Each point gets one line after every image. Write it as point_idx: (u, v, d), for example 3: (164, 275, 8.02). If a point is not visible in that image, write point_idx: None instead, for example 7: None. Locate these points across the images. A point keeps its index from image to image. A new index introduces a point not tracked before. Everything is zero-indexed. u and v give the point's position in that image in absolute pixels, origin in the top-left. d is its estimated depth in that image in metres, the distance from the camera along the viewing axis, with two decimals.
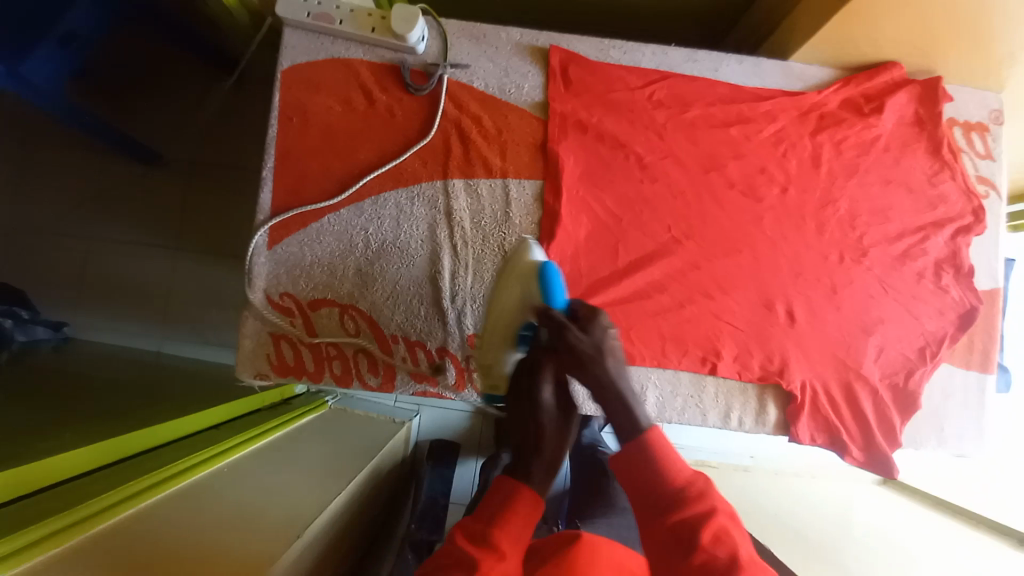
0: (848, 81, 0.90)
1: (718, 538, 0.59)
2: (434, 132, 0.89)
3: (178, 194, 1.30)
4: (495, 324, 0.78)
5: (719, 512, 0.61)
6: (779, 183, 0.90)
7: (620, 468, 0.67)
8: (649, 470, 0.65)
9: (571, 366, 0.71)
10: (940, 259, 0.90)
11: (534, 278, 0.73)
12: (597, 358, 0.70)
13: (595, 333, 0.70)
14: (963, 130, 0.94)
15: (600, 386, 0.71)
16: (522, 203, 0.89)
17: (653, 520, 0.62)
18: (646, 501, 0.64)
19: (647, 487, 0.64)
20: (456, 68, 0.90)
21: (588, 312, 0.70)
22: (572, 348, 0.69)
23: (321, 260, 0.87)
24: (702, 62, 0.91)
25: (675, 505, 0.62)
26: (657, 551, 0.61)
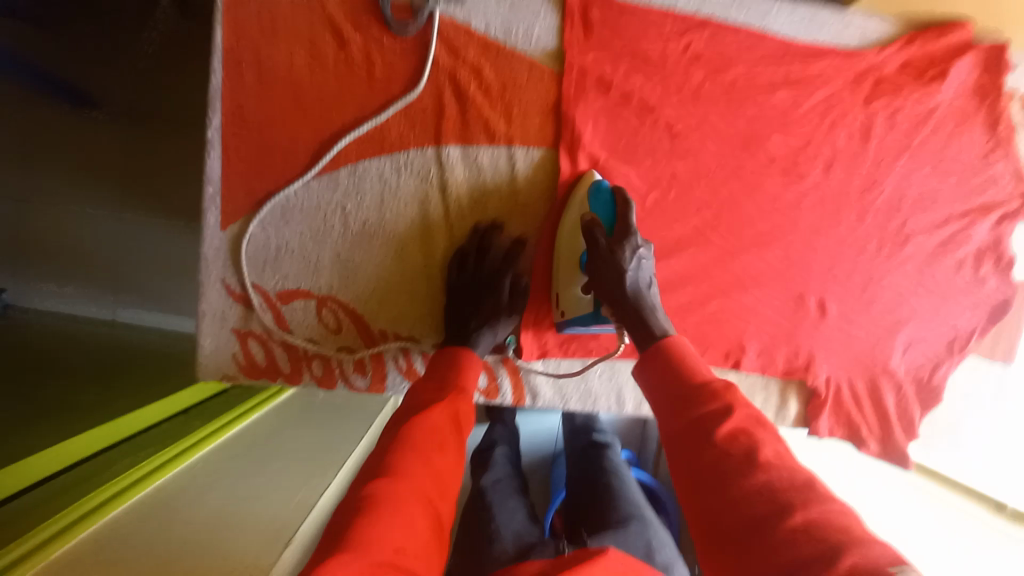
0: (912, 40, 0.77)
1: (737, 436, 0.47)
2: (423, 86, 0.72)
3: (107, 143, 1.08)
4: (563, 254, 0.74)
5: (740, 410, 0.49)
6: (823, 160, 0.79)
7: (644, 368, 0.60)
8: (667, 371, 0.57)
9: (608, 284, 0.67)
10: (981, 248, 0.83)
11: (592, 197, 0.71)
12: (625, 279, 0.66)
13: (627, 253, 0.66)
14: (1022, 104, 0.83)
15: (630, 300, 0.66)
16: (530, 176, 0.76)
17: (675, 419, 0.53)
18: (668, 401, 0.54)
19: (670, 387, 0.55)
20: (450, 2, 0.71)
21: (627, 224, 0.66)
22: (611, 257, 0.67)
23: (292, 246, 0.72)
24: (749, 7, 0.76)
25: (696, 402, 0.52)
26: (678, 460, 0.50)
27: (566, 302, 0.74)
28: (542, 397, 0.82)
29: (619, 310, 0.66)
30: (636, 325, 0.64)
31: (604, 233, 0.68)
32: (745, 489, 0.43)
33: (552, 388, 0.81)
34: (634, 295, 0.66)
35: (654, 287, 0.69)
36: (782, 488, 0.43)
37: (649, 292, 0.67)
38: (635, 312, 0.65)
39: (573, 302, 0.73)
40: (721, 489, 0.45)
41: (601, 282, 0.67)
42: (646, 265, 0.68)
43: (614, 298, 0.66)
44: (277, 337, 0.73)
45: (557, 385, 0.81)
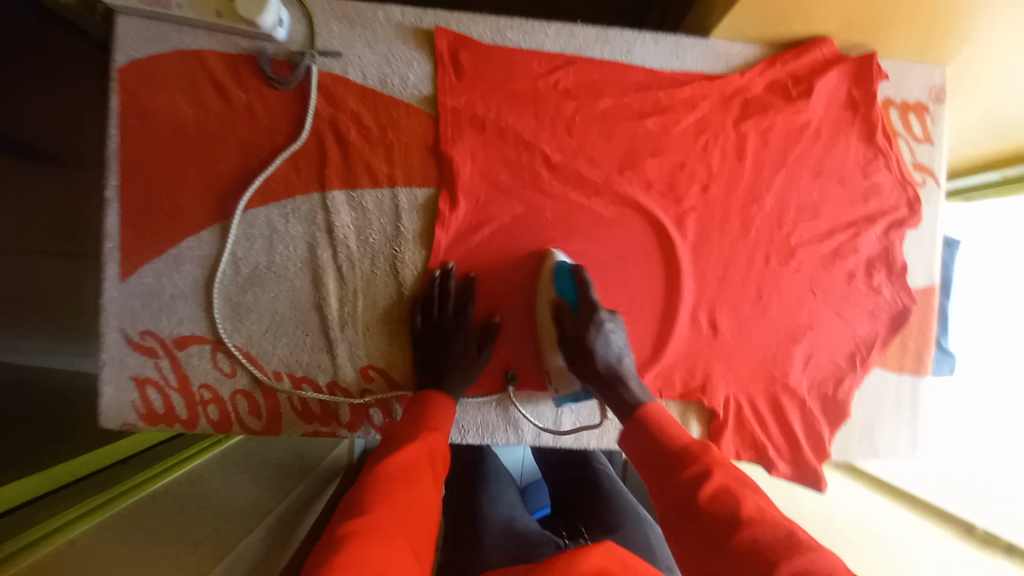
0: (775, 61, 0.80)
1: (719, 494, 0.54)
2: (304, 137, 0.76)
3: None
4: (543, 328, 0.79)
5: (717, 473, 0.56)
6: (700, 180, 0.82)
7: (627, 438, 0.67)
8: (652, 440, 0.64)
9: (586, 363, 0.73)
10: (872, 257, 0.84)
11: (555, 283, 0.77)
12: (597, 356, 0.74)
13: (595, 332, 0.74)
14: (900, 110, 0.84)
15: (608, 381, 0.73)
16: (415, 215, 0.79)
17: (661, 496, 0.58)
18: (654, 476, 0.61)
19: (652, 461, 0.62)
20: (327, 56, 0.76)
21: (592, 304, 0.75)
22: (584, 334, 0.74)
23: (186, 292, 0.76)
24: (612, 43, 0.80)
25: (671, 470, 0.59)
26: (666, 509, 0.57)
27: (552, 373, 0.79)
28: None
29: (600, 388, 0.73)
30: (616, 401, 0.71)
31: (569, 312, 0.76)
32: (726, 527, 0.50)
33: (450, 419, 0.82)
34: (609, 372, 0.74)
35: (627, 366, 0.75)
36: (757, 532, 0.48)
37: (622, 368, 0.74)
38: (611, 388, 0.72)
39: (560, 376, 0.79)
40: (703, 530, 0.51)
41: (573, 358, 0.74)
42: (614, 338, 0.76)
43: (594, 374, 0.73)
44: (174, 382, 0.76)
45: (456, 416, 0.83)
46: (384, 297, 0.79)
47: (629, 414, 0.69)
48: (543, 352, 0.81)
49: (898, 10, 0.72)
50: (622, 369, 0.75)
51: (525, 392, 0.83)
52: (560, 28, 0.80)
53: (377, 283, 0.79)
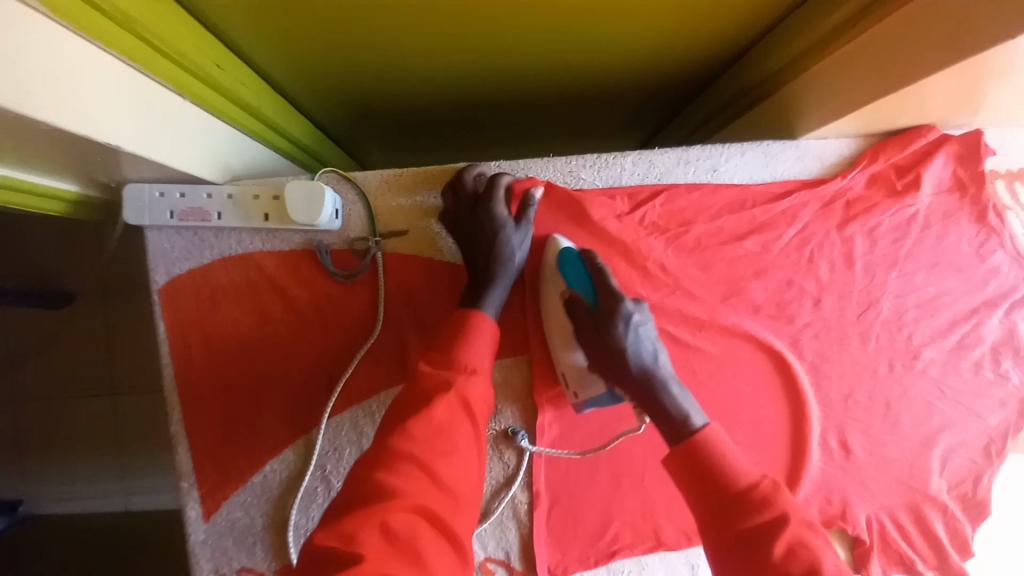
0: (877, 155, 0.73)
1: (796, 552, 0.50)
2: (381, 330, 0.68)
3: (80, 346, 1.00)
4: (552, 326, 0.69)
5: (796, 519, 0.52)
6: (811, 295, 0.75)
7: (676, 464, 0.57)
8: (711, 471, 0.55)
9: (614, 362, 0.62)
10: (997, 343, 0.78)
11: (562, 271, 0.68)
12: (626, 355, 0.62)
13: (622, 327, 0.63)
14: (1006, 182, 0.78)
15: (642, 381, 0.61)
16: (510, 390, 0.73)
17: (728, 533, 0.53)
18: (710, 506, 0.54)
19: (713, 491, 0.54)
20: (391, 237, 0.68)
21: (612, 295, 0.63)
22: (604, 332, 0.63)
23: (278, 519, 0.70)
24: (696, 163, 0.73)
25: (743, 512, 0.53)
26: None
27: (572, 380, 0.68)
28: None
29: (631, 386, 0.62)
30: (655, 408, 0.60)
31: (587, 308, 0.65)
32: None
33: None
34: (643, 372, 0.62)
35: (660, 358, 0.64)
36: None
37: (656, 367, 0.63)
38: (649, 393, 0.61)
39: (579, 378, 0.68)
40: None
41: (598, 358, 0.63)
42: (645, 332, 0.64)
43: (625, 375, 0.62)
44: None
45: None
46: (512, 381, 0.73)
47: (673, 428, 0.59)
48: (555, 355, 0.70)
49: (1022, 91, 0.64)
50: (659, 370, 0.63)
51: (653, 554, 0.74)
52: (636, 157, 0.72)
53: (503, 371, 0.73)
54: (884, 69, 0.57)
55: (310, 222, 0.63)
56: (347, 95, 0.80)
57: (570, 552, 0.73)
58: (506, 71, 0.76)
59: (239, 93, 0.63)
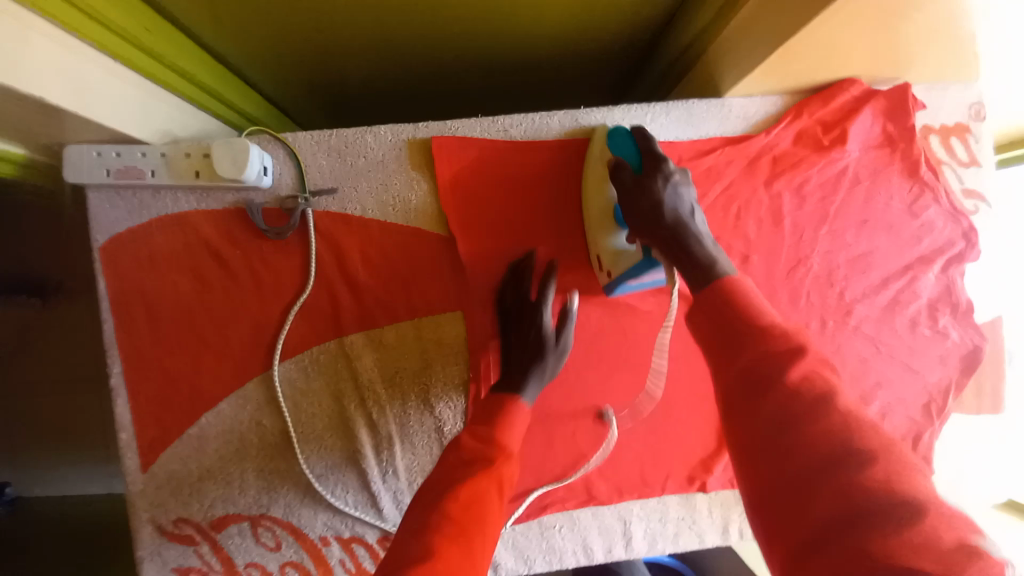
0: (802, 111, 0.74)
1: (811, 380, 0.43)
2: (311, 286, 0.70)
3: (42, 326, 1.03)
4: (592, 211, 0.69)
5: (811, 353, 0.45)
6: (739, 252, 0.75)
7: (697, 307, 0.53)
8: (724, 307, 0.50)
9: (651, 222, 0.59)
10: (933, 299, 0.78)
11: (610, 144, 0.68)
12: (663, 208, 0.59)
13: (660, 183, 0.61)
14: (940, 137, 0.78)
15: (674, 231, 0.58)
16: (442, 346, 0.71)
17: (736, 360, 0.47)
18: (721, 339, 0.49)
19: (726, 322, 0.49)
20: (320, 196, 0.70)
21: (656, 155, 0.62)
22: (644, 188, 0.60)
23: (217, 470, 0.72)
24: (623, 121, 0.74)
25: (753, 342, 0.46)
26: (731, 409, 0.46)
27: (608, 260, 0.67)
28: (503, 566, 0.75)
29: (661, 242, 0.59)
30: (684, 257, 0.57)
31: (632, 172, 0.63)
32: (818, 448, 0.40)
33: (513, 553, 0.75)
34: (676, 224, 0.59)
35: (697, 214, 0.61)
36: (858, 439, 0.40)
37: (695, 217, 0.60)
38: (680, 242, 0.58)
39: (613, 259, 0.67)
40: (783, 432, 0.42)
41: (637, 228, 0.61)
42: (685, 193, 0.62)
43: (656, 233, 0.59)
44: (218, 567, 0.72)
45: (517, 549, 0.75)
46: (446, 330, 0.71)
47: (699, 276, 0.54)
48: (594, 236, 0.70)
49: (937, 38, 0.65)
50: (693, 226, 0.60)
51: (587, 508, 0.76)
52: (563, 116, 0.74)
53: (438, 317, 0.71)
54: (795, 9, 0.58)
55: (236, 178, 0.65)
56: (287, 65, 0.82)
57: (503, 506, 0.74)
58: (437, 40, 0.78)
59: (171, 59, 0.66)
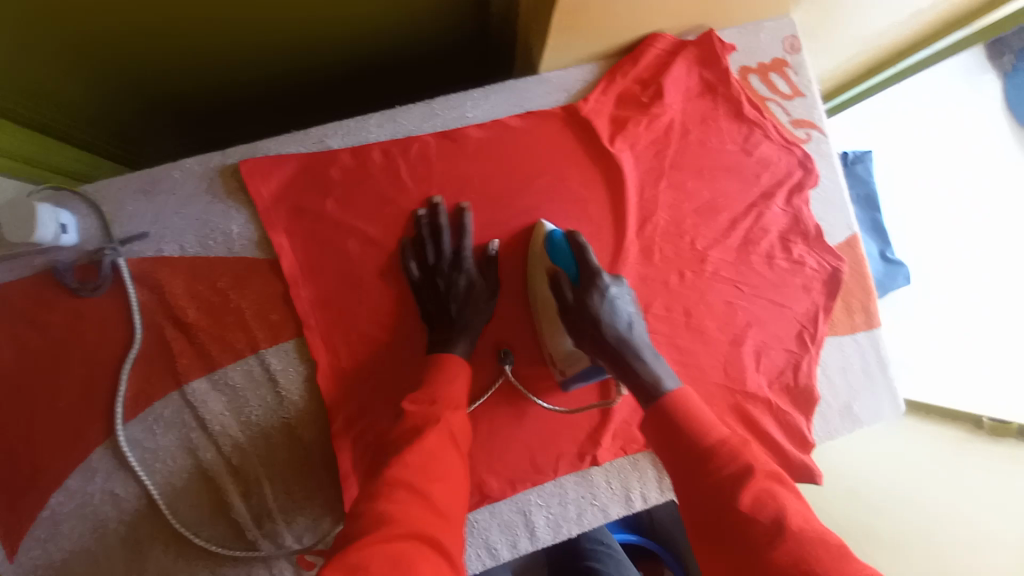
0: (615, 74, 0.75)
1: (760, 503, 0.47)
2: (142, 340, 0.67)
3: None
4: (538, 300, 0.71)
5: (761, 469, 0.50)
6: (584, 221, 0.75)
7: (650, 426, 0.58)
8: (673, 417, 0.57)
9: (596, 337, 0.63)
10: (783, 231, 0.78)
11: (549, 249, 0.69)
12: (603, 324, 0.63)
13: (598, 298, 0.65)
14: (760, 75, 0.79)
15: (617, 349, 0.62)
16: (291, 375, 0.69)
17: (694, 488, 0.52)
18: (676, 452, 0.55)
19: (674, 439, 0.55)
20: (133, 242, 0.68)
21: (592, 269, 0.65)
22: (583, 306, 0.64)
23: (78, 558, 0.66)
24: (443, 112, 0.73)
25: (706, 463, 0.52)
26: (690, 509, 0.51)
27: (560, 360, 0.70)
28: None
29: (608, 357, 0.63)
30: (628, 374, 0.61)
31: (569, 283, 0.66)
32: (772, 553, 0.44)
33: None
34: (616, 339, 0.63)
35: (636, 330, 0.65)
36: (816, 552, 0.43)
37: (637, 342, 0.63)
38: (623, 361, 0.62)
39: (566, 358, 0.70)
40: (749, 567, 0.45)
41: (590, 345, 0.65)
42: (623, 303, 0.66)
43: (602, 351, 0.64)
44: None
45: None
46: (293, 361, 0.69)
47: (645, 392, 0.60)
48: (546, 338, 0.72)
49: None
50: (634, 338, 0.64)
51: (482, 507, 0.73)
52: (380, 117, 0.72)
53: (283, 348, 0.69)
54: None
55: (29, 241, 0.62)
56: (105, 118, 0.78)
57: None
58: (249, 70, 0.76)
59: None
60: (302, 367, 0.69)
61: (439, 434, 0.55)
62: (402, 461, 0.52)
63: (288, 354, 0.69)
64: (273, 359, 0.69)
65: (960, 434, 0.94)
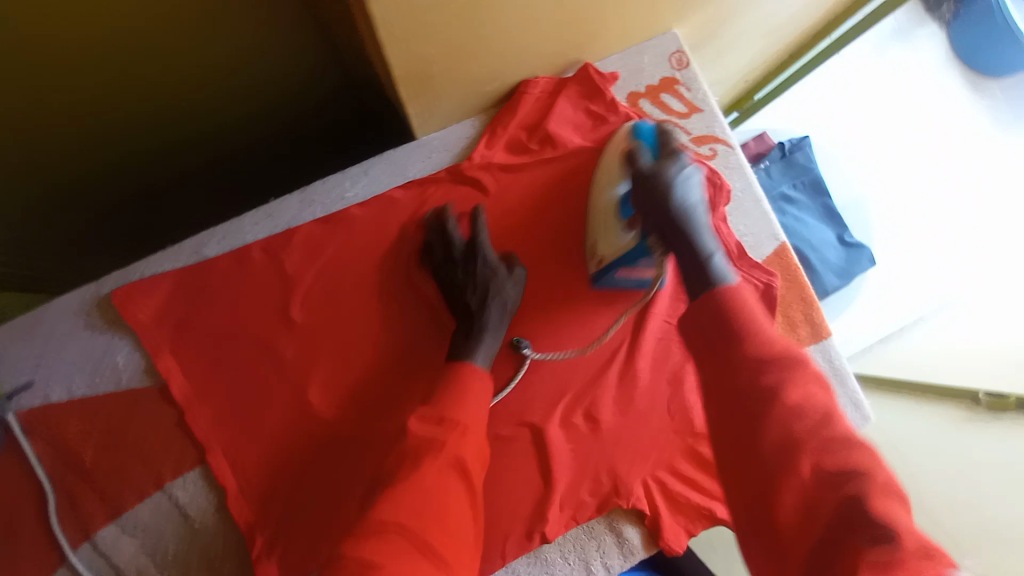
0: (495, 128, 0.72)
1: (805, 407, 0.45)
2: (41, 499, 0.63)
3: None
4: (597, 203, 0.68)
5: (808, 369, 0.47)
6: None
7: (693, 325, 0.52)
8: (720, 315, 0.50)
9: (655, 211, 0.57)
10: None
11: (633, 136, 0.64)
12: (676, 189, 0.56)
13: (675, 169, 0.58)
14: (651, 98, 0.76)
15: (677, 220, 0.55)
16: (204, 503, 0.65)
17: (731, 392, 0.48)
18: (721, 347, 0.49)
19: (735, 336, 0.48)
20: (19, 394, 0.65)
21: (673, 149, 0.59)
22: (657, 176, 0.58)
23: None
24: (322, 196, 0.71)
25: (758, 365, 0.47)
26: (728, 417, 0.47)
27: (603, 250, 0.68)
28: None
29: (664, 220, 0.56)
30: (681, 253, 0.56)
31: (645, 160, 0.61)
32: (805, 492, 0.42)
33: None
34: (684, 209, 0.56)
35: (704, 211, 0.57)
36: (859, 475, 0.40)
37: (700, 213, 0.56)
38: (678, 238, 0.56)
39: (609, 245, 0.67)
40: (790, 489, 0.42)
41: (645, 220, 0.60)
42: (694, 178, 0.58)
43: (663, 220, 0.57)
44: None
45: None
46: (203, 489, 0.65)
47: (696, 283, 0.53)
48: (603, 236, 0.68)
49: (569, 13, 0.62)
50: (697, 207, 0.57)
51: None
52: (256, 215, 0.70)
53: (189, 477, 0.65)
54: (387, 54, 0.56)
55: None
56: None
57: None
58: (153, 119, 0.82)
59: None
60: (214, 493, 0.65)
61: (464, 441, 0.54)
62: (393, 499, 0.49)
63: (197, 483, 0.65)
64: (181, 491, 0.65)
65: (957, 413, 0.87)
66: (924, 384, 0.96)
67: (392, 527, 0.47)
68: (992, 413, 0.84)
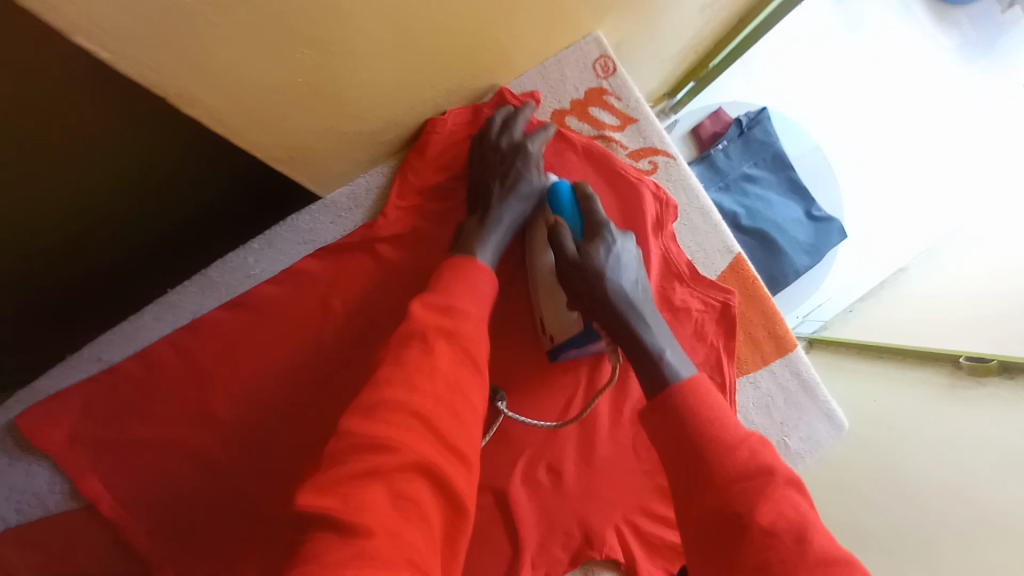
0: (407, 174, 0.67)
1: (778, 513, 0.40)
2: None
3: None
4: (539, 278, 0.64)
5: (779, 473, 0.43)
6: None
7: (658, 434, 0.49)
8: (680, 416, 0.48)
9: (598, 304, 0.55)
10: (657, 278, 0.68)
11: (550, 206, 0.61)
12: (610, 284, 0.55)
13: (603, 252, 0.56)
14: (578, 113, 0.71)
15: (625, 310, 0.55)
16: None
17: (699, 499, 0.44)
18: (678, 451, 0.47)
19: (687, 443, 0.46)
20: None
21: (597, 219, 0.57)
22: (583, 266, 0.55)
23: None
24: (226, 277, 0.64)
25: (720, 467, 0.44)
26: (696, 525, 0.44)
27: (555, 327, 0.64)
28: None
29: (610, 320, 0.55)
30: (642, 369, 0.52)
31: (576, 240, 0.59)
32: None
33: None
34: (624, 302, 0.55)
35: (644, 288, 0.58)
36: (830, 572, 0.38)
37: (641, 301, 0.56)
38: (623, 333, 0.54)
39: (557, 321, 0.64)
40: None
41: (586, 307, 0.56)
42: (626, 254, 0.58)
43: (604, 309, 0.55)
44: None
45: None
46: None
47: (652, 383, 0.51)
48: (546, 316, 0.65)
49: (450, 41, 0.53)
50: (635, 292, 0.56)
51: None
52: (156, 308, 0.63)
53: None
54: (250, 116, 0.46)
55: None
56: None
57: None
58: None
59: None
60: None
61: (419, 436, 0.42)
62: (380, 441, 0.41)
63: None
64: None
65: (941, 379, 0.80)
66: (904, 350, 0.92)
67: (407, 403, 0.42)
68: (974, 378, 0.76)
